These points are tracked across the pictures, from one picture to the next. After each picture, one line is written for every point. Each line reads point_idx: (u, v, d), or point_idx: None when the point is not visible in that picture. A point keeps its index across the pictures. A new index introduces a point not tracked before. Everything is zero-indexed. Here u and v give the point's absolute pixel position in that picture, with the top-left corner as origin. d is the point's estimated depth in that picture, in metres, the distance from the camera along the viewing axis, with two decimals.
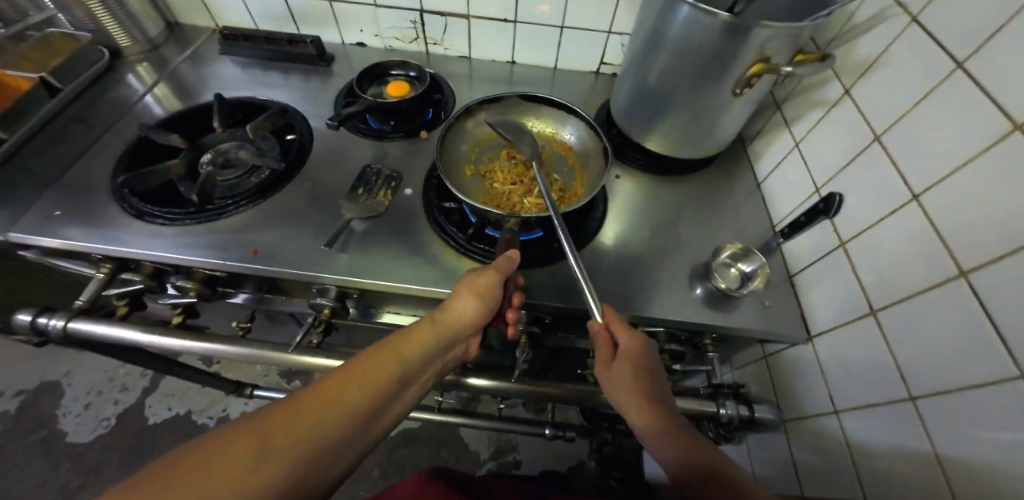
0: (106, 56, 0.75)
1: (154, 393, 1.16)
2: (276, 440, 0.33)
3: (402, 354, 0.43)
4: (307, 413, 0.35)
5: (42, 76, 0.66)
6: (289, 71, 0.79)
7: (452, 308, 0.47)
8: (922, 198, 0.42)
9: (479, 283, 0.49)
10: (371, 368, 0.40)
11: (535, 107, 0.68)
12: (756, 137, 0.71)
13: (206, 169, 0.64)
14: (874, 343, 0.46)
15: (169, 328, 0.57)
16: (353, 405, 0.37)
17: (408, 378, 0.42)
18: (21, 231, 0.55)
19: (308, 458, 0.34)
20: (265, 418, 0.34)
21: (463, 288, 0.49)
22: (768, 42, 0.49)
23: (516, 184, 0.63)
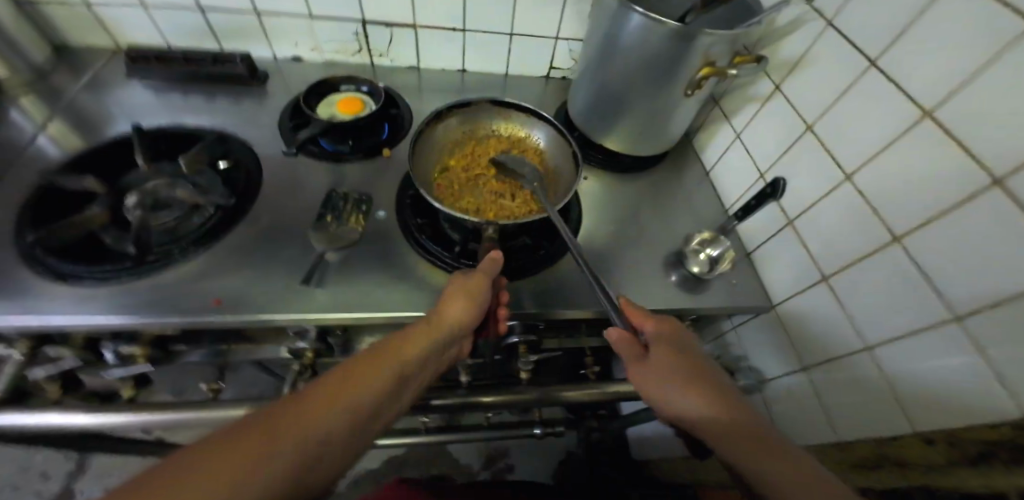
0: None
1: (83, 475, 0.99)
2: (277, 432, 0.30)
3: (402, 356, 0.40)
4: (304, 416, 0.32)
5: None
6: (217, 93, 0.71)
7: (445, 310, 0.45)
8: (854, 178, 0.49)
9: (466, 283, 0.47)
10: (368, 372, 0.37)
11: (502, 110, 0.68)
12: (699, 129, 0.78)
13: (137, 213, 0.55)
14: (829, 305, 0.53)
15: (121, 403, 0.49)
16: (348, 407, 0.34)
17: (403, 381, 0.39)
18: None
19: (306, 457, 0.31)
20: (260, 418, 0.31)
21: (454, 289, 0.46)
22: (713, 48, 0.53)
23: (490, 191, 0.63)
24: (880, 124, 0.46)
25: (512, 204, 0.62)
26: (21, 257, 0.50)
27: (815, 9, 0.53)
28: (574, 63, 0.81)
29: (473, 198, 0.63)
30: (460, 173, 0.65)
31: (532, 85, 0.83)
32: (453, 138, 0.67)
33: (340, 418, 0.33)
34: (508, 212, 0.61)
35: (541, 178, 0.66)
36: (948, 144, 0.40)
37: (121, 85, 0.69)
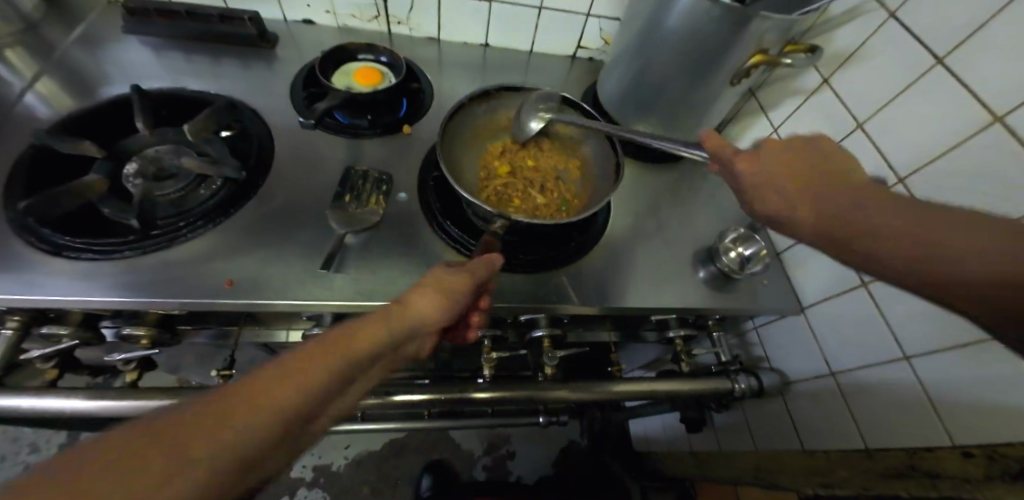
0: None
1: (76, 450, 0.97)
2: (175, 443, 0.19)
3: (352, 352, 0.26)
4: (202, 424, 0.20)
5: None
6: (223, 55, 0.66)
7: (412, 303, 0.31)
8: (908, 182, 0.47)
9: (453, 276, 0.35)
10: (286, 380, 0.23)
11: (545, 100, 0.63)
12: (730, 121, 0.75)
13: (139, 183, 0.51)
14: (867, 311, 0.51)
15: (124, 388, 0.46)
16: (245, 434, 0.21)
17: (343, 383, 0.26)
18: None
19: (210, 477, 0.19)
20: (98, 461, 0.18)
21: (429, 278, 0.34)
22: (767, 35, 0.50)
23: (517, 186, 0.59)
24: (942, 124, 0.44)
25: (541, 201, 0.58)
26: (11, 226, 0.45)
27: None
28: (603, 43, 0.76)
29: (501, 185, 0.59)
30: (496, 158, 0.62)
31: (558, 65, 0.79)
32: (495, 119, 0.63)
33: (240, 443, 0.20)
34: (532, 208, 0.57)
35: (576, 182, 0.62)
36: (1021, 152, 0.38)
37: (117, 41, 0.64)
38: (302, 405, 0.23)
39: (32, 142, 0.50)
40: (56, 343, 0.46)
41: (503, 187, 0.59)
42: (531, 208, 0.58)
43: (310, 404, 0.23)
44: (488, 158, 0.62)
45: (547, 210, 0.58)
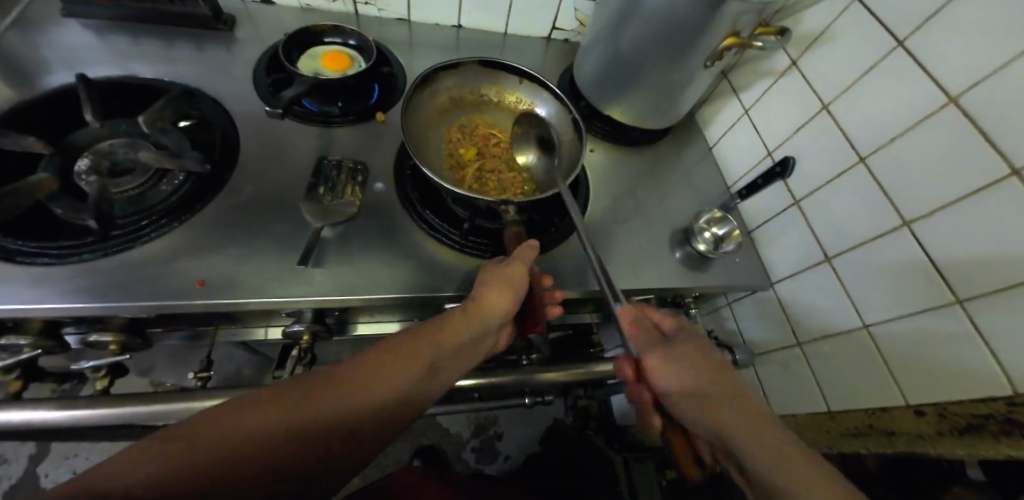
0: None
1: (48, 458, 0.93)
2: (346, 384, 0.33)
3: (438, 343, 0.40)
4: (302, 404, 0.31)
5: None
6: (175, 38, 0.61)
7: (487, 301, 0.44)
8: (869, 161, 0.49)
9: (506, 274, 0.45)
10: (412, 350, 0.38)
11: (495, 76, 0.63)
12: (704, 102, 0.76)
13: (92, 180, 0.48)
14: (831, 285, 0.54)
15: (96, 395, 0.44)
16: (383, 387, 0.35)
17: (442, 365, 0.39)
18: None
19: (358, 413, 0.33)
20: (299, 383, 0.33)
21: (491, 280, 0.45)
22: (740, 17, 0.51)
23: (489, 167, 0.59)
24: (901, 103, 0.46)
25: (516, 177, 0.59)
26: None
27: None
28: (578, 24, 0.75)
29: (474, 170, 0.58)
30: (458, 146, 0.60)
31: (533, 46, 0.77)
32: (444, 105, 0.62)
33: (357, 398, 0.33)
34: (516, 184, 0.58)
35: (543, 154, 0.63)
36: (971, 131, 0.40)
37: (53, 23, 0.58)
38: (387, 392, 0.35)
39: None
40: (15, 353, 0.43)
41: (476, 173, 0.58)
42: (508, 188, 0.57)
43: (405, 383, 0.36)
44: (451, 147, 0.60)
45: (526, 182, 0.58)
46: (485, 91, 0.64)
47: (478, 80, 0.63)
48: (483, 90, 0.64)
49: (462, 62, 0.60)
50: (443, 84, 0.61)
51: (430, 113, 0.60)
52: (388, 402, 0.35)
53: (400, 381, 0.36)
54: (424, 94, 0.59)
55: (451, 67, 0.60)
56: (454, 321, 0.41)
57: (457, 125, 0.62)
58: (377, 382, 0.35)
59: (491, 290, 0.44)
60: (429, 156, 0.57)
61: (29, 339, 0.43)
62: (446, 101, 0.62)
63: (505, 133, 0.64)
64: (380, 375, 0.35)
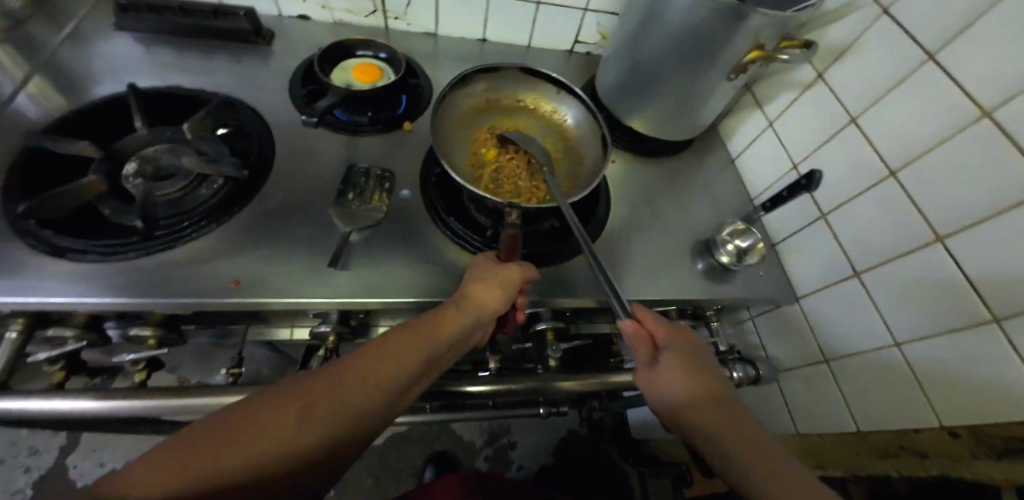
0: None
1: (77, 450, 0.96)
2: (348, 379, 0.33)
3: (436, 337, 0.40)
4: (308, 408, 0.31)
5: None
6: (217, 51, 0.65)
7: (478, 297, 0.44)
8: (900, 175, 0.48)
9: (497, 273, 0.45)
10: (411, 344, 0.38)
11: (533, 83, 0.65)
12: (727, 114, 0.76)
13: (138, 183, 0.51)
14: (859, 301, 0.53)
15: (132, 388, 0.46)
16: (385, 380, 0.35)
17: (438, 358, 0.40)
18: None
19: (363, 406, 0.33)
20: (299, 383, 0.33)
21: (482, 277, 0.46)
22: (765, 30, 0.51)
23: (506, 171, 0.59)
24: (932, 117, 0.45)
25: (534, 184, 0.58)
26: (10, 229, 0.45)
27: None
28: (601, 38, 0.76)
29: (492, 170, 0.59)
30: (485, 146, 0.62)
31: (555, 59, 0.79)
32: (482, 107, 0.64)
33: (361, 395, 0.33)
34: (530, 190, 0.57)
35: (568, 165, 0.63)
36: (1007, 145, 0.39)
37: (107, 36, 0.63)
38: (389, 382, 0.35)
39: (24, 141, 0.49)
40: (61, 344, 0.45)
41: (495, 174, 0.59)
42: (524, 195, 0.57)
43: (405, 375, 0.36)
44: (478, 147, 0.62)
45: (543, 190, 0.58)
46: (521, 96, 0.65)
47: (517, 86, 0.64)
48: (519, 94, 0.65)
49: (503, 65, 0.63)
50: (480, 85, 0.63)
51: (462, 114, 0.62)
52: (388, 397, 0.35)
53: (399, 372, 0.36)
54: (460, 95, 0.61)
55: (493, 70, 0.62)
56: (448, 316, 0.41)
57: (490, 128, 0.64)
58: (378, 378, 0.35)
59: (483, 286, 0.45)
60: (450, 150, 0.58)
61: (74, 331, 0.46)
62: (484, 104, 0.64)
63: (533, 139, 0.64)
64: (377, 372, 0.35)
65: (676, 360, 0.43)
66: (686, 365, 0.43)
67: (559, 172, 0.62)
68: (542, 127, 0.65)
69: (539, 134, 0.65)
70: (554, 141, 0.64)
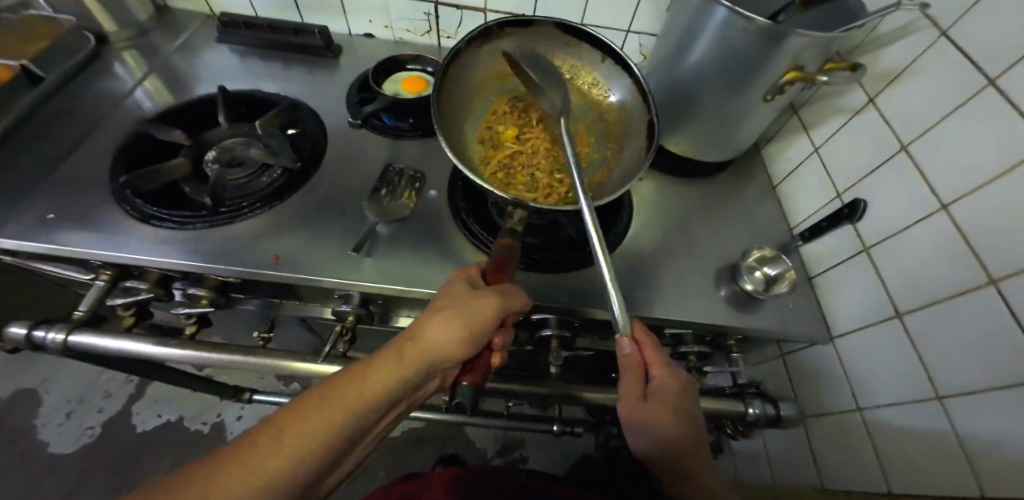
0: (91, 42, 0.69)
1: (141, 400, 1.03)
2: (279, 439, 0.31)
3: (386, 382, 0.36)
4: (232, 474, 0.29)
5: (23, 64, 0.61)
6: (294, 62, 0.75)
7: (438, 334, 0.40)
8: (952, 208, 0.44)
9: (466, 309, 0.41)
10: (357, 391, 0.35)
11: (574, 49, 0.65)
12: (771, 140, 0.73)
13: (214, 167, 0.60)
14: (900, 345, 0.48)
15: (183, 339, 0.54)
16: (321, 436, 0.32)
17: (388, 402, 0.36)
18: (10, 235, 0.51)
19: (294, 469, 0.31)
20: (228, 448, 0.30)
21: (449, 310, 0.41)
22: (803, 52, 0.49)
23: (525, 143, 0.63)
24: (991, 147, 0.41)
25: (555, 172, 0.61)
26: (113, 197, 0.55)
27: (927, 17, 0.48)
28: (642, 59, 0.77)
29: (507, 157, 0.62)
30: (500, 125, 0.65)
31: None
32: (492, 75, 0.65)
33: (292, 458, 0.31)
34: (552, 179, 0.60)
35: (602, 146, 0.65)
36: None
37: (210, 47, 0.75)
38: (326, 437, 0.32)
39: (136, 128, 0.61)
40: (135, 295, 0.54)
41: (514, 153, 0.62)
42: (541, 172, 0.61)
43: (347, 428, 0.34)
44: (493, 119, 0.65)
45: (565, 182, 0.60)
46: (558, 61, 0.66)
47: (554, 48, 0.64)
48: (557, 58, 0.66)
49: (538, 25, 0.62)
50: (511, 44, 0.64)
51: (485, 73, 0.64)
52: (356, 435, 0.34)
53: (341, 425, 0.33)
54: (485, 50, 0.63)
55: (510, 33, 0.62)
56: (417, 345, 0.39)
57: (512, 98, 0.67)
58: (343, 415, 0.33)
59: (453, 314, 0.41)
60: (461, 142, 0.60)
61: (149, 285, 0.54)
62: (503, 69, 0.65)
63: (565, 115, 0.67)
64: (314, 425, 0.32)
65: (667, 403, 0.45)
66: (670, 412, 0.45)
67: (590, 152, 0.64)
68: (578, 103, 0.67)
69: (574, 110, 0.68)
70: (589, 121, 0.67)
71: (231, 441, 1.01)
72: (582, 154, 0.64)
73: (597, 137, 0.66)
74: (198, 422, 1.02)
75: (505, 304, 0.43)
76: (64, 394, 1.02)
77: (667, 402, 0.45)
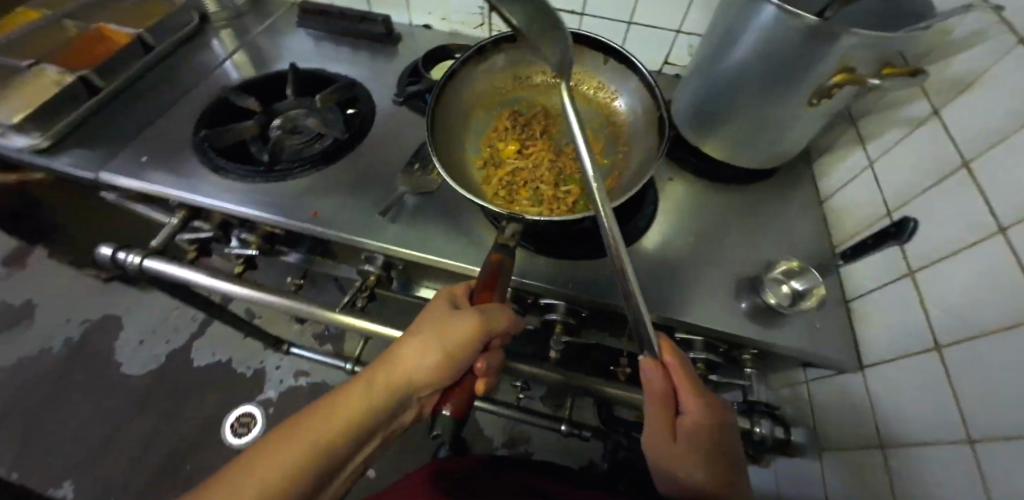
0: (196, 20, 0.81)
1: (201, 339, 1.17)
2: (265, 455, 0.36)
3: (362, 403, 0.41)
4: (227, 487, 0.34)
5: (140, 34, 0.73)
6: (358, 48, 0.83)
7: (414, 356, 0.43)
8: (1010, 232, 0.38)
9: (441, 327, 0.43)
10: (337, 410, 0.40)
11: (579, 52, 0.67)
12: (825, 152, 0.68)
13: (277, 133, 0.68)
14: (935, 381, 0.42)
15: (231, 277, 0.61)
16: (302, 452, 0.37)
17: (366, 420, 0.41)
18: (112, 172, 0.61)
19: (277, 480, 0.35)
20: (229, 467, 0.36)
21: (428, 330, 0.44)
22: (854, 53, 0.45)
23: (524, 158, 0.65)
24: None
25: (561, 182, 0.62)
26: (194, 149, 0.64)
27: (1011, 20, 0.42)
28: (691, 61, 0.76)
29: (508, 175, 0.63)
30: (498, 141, 0.67)
31: None
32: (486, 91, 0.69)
33: (273, 470, 0.36)
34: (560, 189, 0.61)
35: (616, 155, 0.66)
36: None
37: (290, 31, 0.84)
38: (307, 452, 0.37)
39: (221, 94, 0.70)
40: (200, 234, 0.63)
41: (516, 165, 0.64)
42: (543, 188, 0.61)
43: (325, 441, 0.38)
44: (496, 135, 0.68)
45: (573, 190, 0.61)
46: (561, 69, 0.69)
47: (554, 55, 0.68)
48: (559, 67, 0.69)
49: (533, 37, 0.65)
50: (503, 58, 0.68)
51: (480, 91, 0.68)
52: (333, 454, 0.39)
53: (322, 438, 0.38)
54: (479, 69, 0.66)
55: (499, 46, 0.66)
56: (391, 370, 0.43)
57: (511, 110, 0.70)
58: (318, 433, 0.38)
59: (428, 338, 0.44)
60: (459, 162, 0.63)
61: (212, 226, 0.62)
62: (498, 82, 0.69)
63: (568, 127, 0.69)
64: (297, 441, 0.38)
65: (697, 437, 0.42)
66: (696, 451, 0.42)
67: (602, 161, 0.65)
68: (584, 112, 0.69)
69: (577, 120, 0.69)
70: (596, 127, 0.68)
71: (268, 388, 1.11)
72: (591, 162, 0.65)
73: (608, 144, 0.67)
74: (243, 367, 1.14)
75: (489, 322, 0.44)
76: (143, 326, 1.18)
77: (700, 439, 0.42)
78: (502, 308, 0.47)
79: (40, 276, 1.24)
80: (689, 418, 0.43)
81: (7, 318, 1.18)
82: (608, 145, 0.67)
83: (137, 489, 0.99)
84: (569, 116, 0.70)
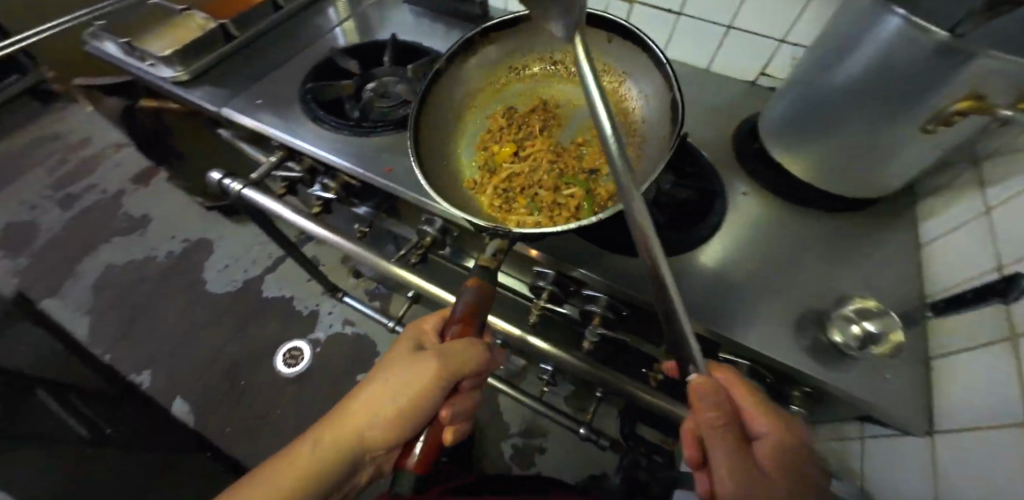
0: None
1: (272, 274, 1.30)
2: (277, 466, 0.51)
3: (346, 432, 0.51)
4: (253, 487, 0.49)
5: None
6: (453, 27, 0.87)
7: (386, 394, 0.51)
8: None
9: (404, 370, 0.51)
10: (326, 436, 0.51)
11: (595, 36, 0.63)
12: (934, 192, 0.60)
13: (370, 94, 0.73)
14: (1015, 458, 0.36)
15: (310, 216, 0.68)
16: (299, 468, 0.50)
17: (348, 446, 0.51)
18: (232, 109, 0.70)
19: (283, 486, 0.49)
20: (257, 473, 0.51)
21: (397, 370, 0.52)
22: (989, 78, 0.40)
23: (520, 162, 0.66)
24: None
25: (562, 184, 0.62)
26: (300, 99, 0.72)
27: None
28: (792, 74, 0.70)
29: (504, 183, 0.64)
30: (494, 146, 0.69)
31: (732, 87, 0.76)
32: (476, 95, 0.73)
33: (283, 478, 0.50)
34: (561, 194, 0.61)
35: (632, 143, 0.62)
36: None
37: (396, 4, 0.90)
38: (303, 467, 0.50)
39: (330, 54, 0.78)
40: (291, 174, 0.70)
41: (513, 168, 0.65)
42: (542, 194, 0.62)
43: (316, 460, 0.50)
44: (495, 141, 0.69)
45: (575, 193, 0.61)
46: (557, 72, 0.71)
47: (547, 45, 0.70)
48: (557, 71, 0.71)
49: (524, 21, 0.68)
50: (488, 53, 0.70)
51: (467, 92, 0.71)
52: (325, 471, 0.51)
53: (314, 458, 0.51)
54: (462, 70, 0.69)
55: (477, 45, 0.69)
56: (369, 406, 0.52)
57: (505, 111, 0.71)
58: (312, 454, 0.51)
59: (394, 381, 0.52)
60: (452, 171, 0.65)
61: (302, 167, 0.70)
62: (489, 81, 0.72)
63: (567, 126, 0.70)
64: (295, 461, 0.50)
65: (782, 460, 0.37)
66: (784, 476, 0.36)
67: (607, 159, 0.64)
68: (592, 108, 0.70)
69: (581, 115, 0.70)
70: (599, 115, 0.69)
71: (319, 330, 1.21)
72: (600, 159, 0.64)
73: (613, 139, 0.66)
74: (301, 307, 1.25)
75: (445, 365, 0.49)
76: (227, 254, 1.34)
77: (782, 466, 0.37)
78: (466, 347, 0.52)
79: (159, 196, 1.44)
80: (767, 437, 0.38)
81: (129, 226, 1.39)
82: (615, 137, 0.66)
83: (200, 391, 1.13)
84: (568, 115, 0.71)
